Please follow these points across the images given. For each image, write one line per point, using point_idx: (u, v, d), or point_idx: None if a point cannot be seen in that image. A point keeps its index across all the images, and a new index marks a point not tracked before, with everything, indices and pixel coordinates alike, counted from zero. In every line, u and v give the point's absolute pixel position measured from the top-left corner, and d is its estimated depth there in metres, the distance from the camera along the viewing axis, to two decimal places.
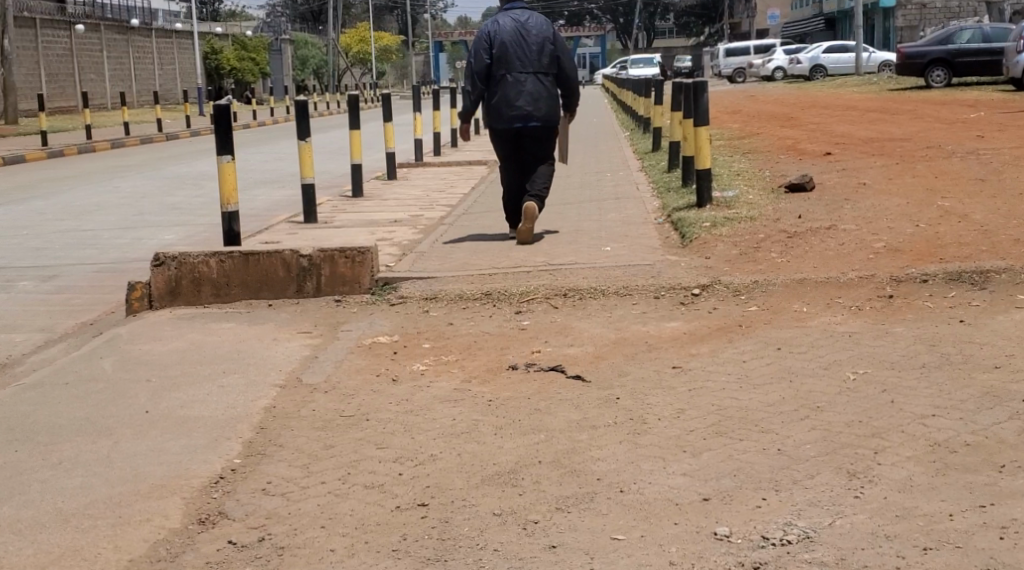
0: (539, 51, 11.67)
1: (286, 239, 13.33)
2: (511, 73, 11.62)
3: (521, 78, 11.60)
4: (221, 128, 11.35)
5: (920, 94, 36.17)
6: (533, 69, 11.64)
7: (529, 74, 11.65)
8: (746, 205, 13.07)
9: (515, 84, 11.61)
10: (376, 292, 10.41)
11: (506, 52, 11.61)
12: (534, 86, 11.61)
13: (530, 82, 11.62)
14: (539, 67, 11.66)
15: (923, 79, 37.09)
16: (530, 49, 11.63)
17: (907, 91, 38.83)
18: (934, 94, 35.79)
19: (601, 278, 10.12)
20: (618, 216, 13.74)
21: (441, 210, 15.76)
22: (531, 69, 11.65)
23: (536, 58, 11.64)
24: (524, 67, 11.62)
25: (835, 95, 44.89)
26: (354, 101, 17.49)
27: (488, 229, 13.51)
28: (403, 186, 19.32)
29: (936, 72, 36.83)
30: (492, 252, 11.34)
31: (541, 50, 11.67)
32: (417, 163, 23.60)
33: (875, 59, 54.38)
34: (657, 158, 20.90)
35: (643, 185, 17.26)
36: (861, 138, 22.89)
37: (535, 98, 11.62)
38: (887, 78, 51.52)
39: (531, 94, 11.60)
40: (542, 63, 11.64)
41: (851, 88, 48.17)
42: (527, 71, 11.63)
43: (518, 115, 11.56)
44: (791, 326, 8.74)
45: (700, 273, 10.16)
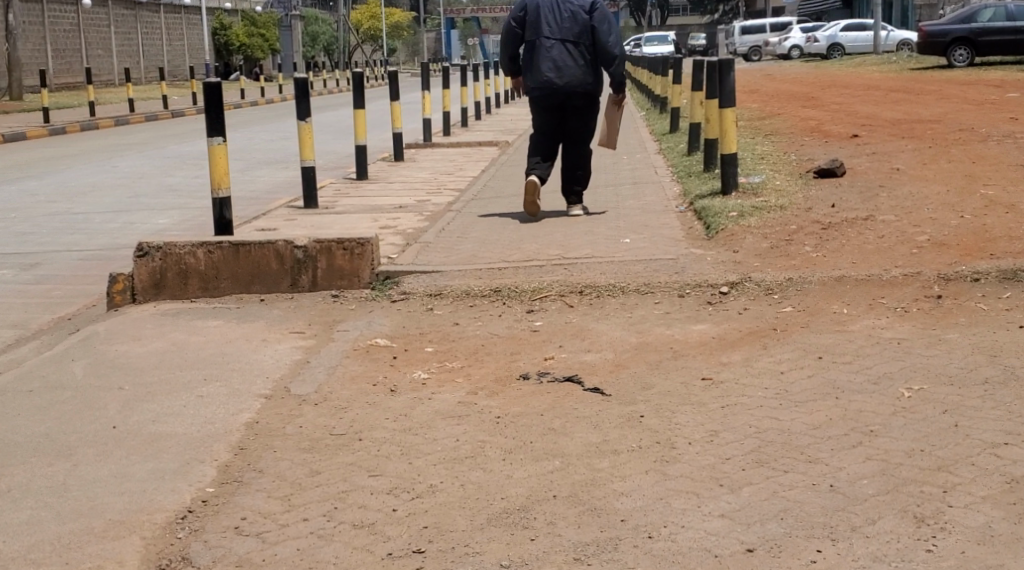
0: (571, 19, 11.64)
1: (284, 227, 12.55)
2: (540, 39, 11.69)
3: (547, 44, 11.63)
4: (212, 108, 10.57)
5: (942, 74, 35.28)
6: (564, 36, 11.64)
7: (559, 42, 11.65)
8: (775, 192, 12.25)
9: (543, 50, 11.65)
10: (376, 286, 9.67)
11: (539, 19, 11.71)
12: (559, 52, 11.59)
13: (558, 49, 11.63)
14: (569, 34, 11.63)
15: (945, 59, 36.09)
16: (562, 16, 11.65)
17: (928, 71, 37.93)
18: (957, 74, 34.91)
19: (621, 274, 9.34)
20: (636, 203, 12.94)
21: (449, 196, 14.98)
22: (561, 36, 11.64)
23: (566, 25, 11.63)
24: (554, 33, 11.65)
25: (854, 74, 44.00)
26: (359, 79, 16.71)
27: (499, 215, 12.72)
28: (411, 169, 18.53)
29: (958, 53, 35.83)
30: (503, 244, 10.56)
31: (573, 19, 11.64)
32: (426, 143, 22.80)
33: (894, 38, 53.42)
34: (677, 140, 20.07)
35: (661, 169, 16.44)
36: (886, 120, 22.05)
37: (560, 64, 11.60)
38: (906, 57, 50.59)
39: (556, 61, 11.60)
40: (569, 31, 11.61)
41: (870, 67, 47.27)
42: (556, 37, 11.65)
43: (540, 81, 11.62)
44: (831, 330, 7.95)
45: (727, 269, 9.38)
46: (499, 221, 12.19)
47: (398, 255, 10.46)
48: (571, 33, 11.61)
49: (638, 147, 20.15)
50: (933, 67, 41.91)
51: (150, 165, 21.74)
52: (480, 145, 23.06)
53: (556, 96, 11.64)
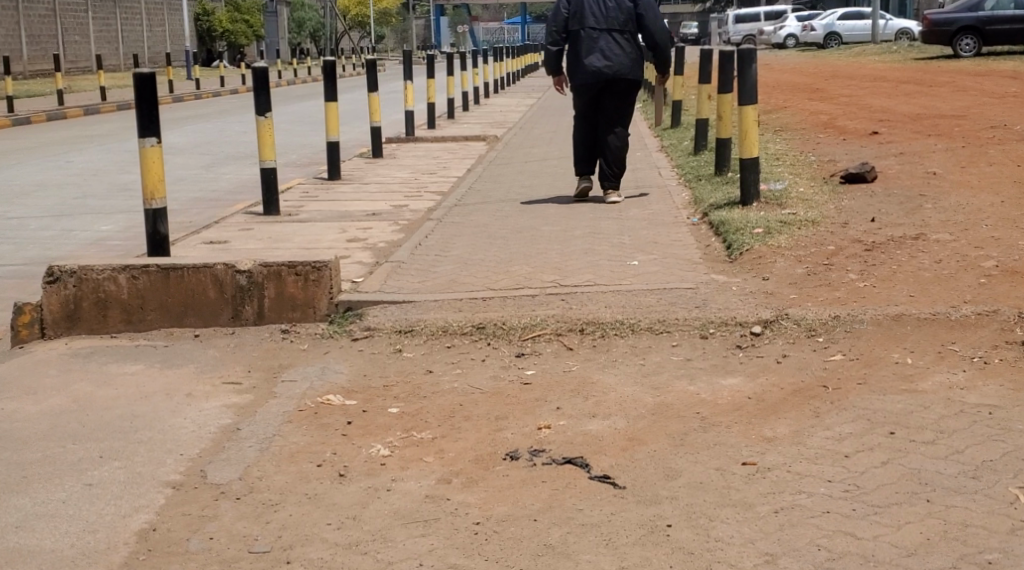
0: (616, 8, 11.63)
1: (237, 239, 10.92)
2: (585, 30, 11.63)
3: (594, 34, 11.58)
4: (144, 103, 8.93)
5: (948, 64, 33.69)
6: (609, 26, 11.62)
7: (605, 32, 11.61)
8: (802, 202, 10.62)
9: (590, 40, 11.59)
10: (335, 319, 8.04)
11: (583, 10, 11.65)
12: (606, 42, 11.53)
13: (604, 38, 11.58)
14: (615, 24, 11.61)
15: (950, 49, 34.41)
16: (607, 6, 11.63)
17: (933, 61, 36.27)
18: (965, 64, 33.31)
19: (630, 308, 7.73)
20: (641, 213, 11.33)
21: (428, 202, 13.32)
22: (606, 25, 11.61)
23: (611, 15, 11.61)
24: (598, 24, 11.62)
25: (854, 64, 42.39)
26: (331, 67, 15.06)
27: (489, 225, 11.08)
28: (389, 167, 16.89)
29: (964, 41, 34.22)
30: (489, 266, 8.92)
31: (618, 9, 11.64)
32: (408, 137, 21.11)
33: (892, 26, 51.78)
34: (681, 137, 18.40)
35: (667, 171, 14.79)
36: (903, 115, 20.42)
37: (609, 53, 11.53)
38: (907, 46, 48.98)
39: (604, 50, 11.53)
40: (617, 19, 11.58)
41: (870, 56, 45.62)
42: (601, 27, 11.63)
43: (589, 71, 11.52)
44: (896, 390, 6.37)
45: (760, 301, 7.75)
46: (487, 232, 10.56)
47: (364, 280, 8.82)
48: (617, 22, 11.59)
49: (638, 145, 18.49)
50: (937, 56, 40.28)
51: (107, 160, 20.01)
52: (468, 140, 21.39)
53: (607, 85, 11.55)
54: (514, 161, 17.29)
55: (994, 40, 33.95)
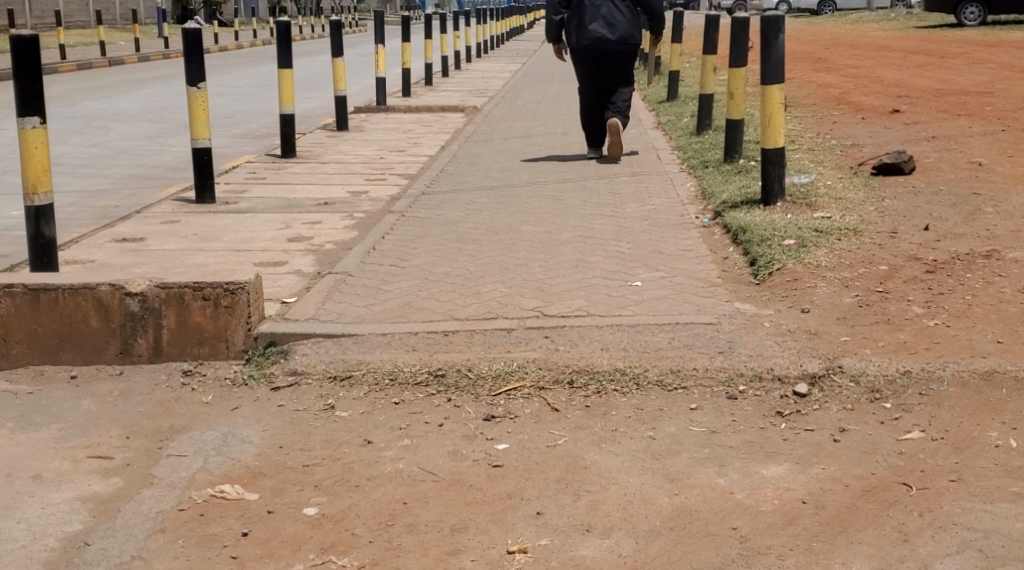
0: None
1: (158, 235, 9.14)
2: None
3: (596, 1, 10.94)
4: (22, 73, 7.07)
5: (953, 33, 31.95)
6: None
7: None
8: (836, 202, 8.86)
9: (593, 8, 10.96)
10: (252, 358, 6.27)
11: None
12: (609, 9, 10.90)
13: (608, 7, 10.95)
14: None
15: (954, 17, 32.74)
16: None
17: (936, 30, 34.44)
18: (971, 33, 31.57)
19: (634, 353, 5.96)
20: (641, 211, 9.56)
21: (391, 188, 11.52)
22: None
23: None
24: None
25: (851, 32, 40.64)
26: (285, 32, 13.21)
27: (461, 222, 9.31)
28: (354, 143, 15.06)
29: (969, 9, 32.57)
30: (455, 284, 7.14)
31: None
32: (380, 108, 19.26)
33: None
34: (679, 113, 16.61)
35: (667, 154, 12.98)
36: (919, 90, 18.63)
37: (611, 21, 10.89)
38: (904, 13, 47.17)
39: (607, 17, 10.90)
40: None
41: (869, 24, 43.78)
42: None
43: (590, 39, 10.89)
44: (1003, 497, 4.66)
45: (803, 344, 5.98)
46: (456, 234, 8.78)
47: (296, 300, 7.03)
48: None
49: (632, 122, 16.69)
50: (940, 24, 38.53)
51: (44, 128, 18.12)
52: (444, 113, 19.56)
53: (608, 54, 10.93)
54: (494, 138, 15.47)
55: (1000, 9, 32.21)
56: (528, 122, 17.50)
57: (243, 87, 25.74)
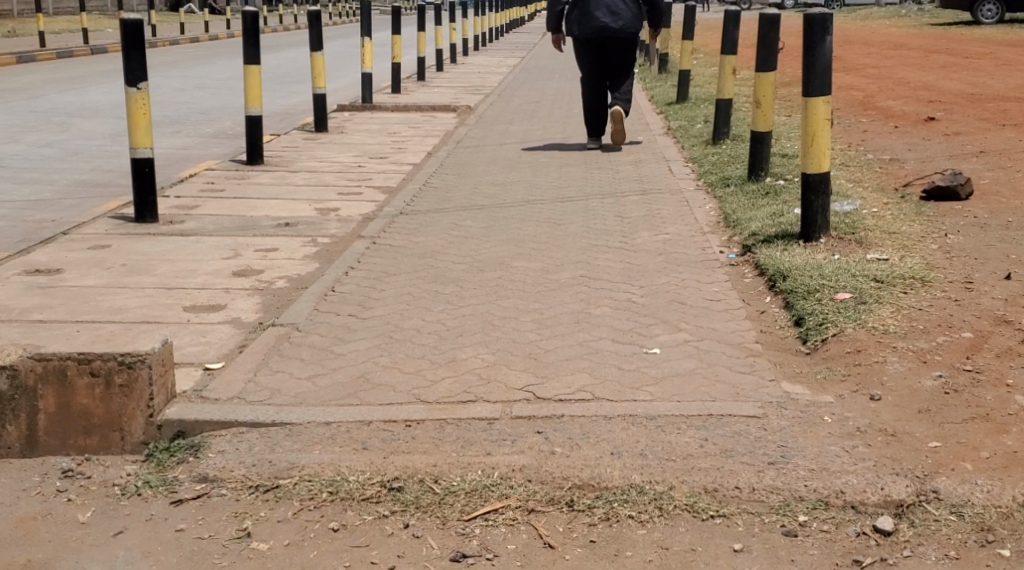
0: None
1: (80, 264, 7.68)
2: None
3: None
4: None
5: (970, 31, 30.52)
6: None
7: None
8: (890, 238, 7.42)
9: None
10: (154, 454, 4.79)
11: None
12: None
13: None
14: None
15: (970, 14, 31.31)
16: None
17: (951, 27, 32.98)
18: (989, 32, 30.14)
19: (657, 460, 4.49)
20: (655, 243, 8.11)
21: (364, 205, 10.05)
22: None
23: None
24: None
25: (861, 27, 39.18)
26: (253, 24, 11.75)
27: (440, 255, 7.85)
28: (332, 148, 13.59)
29: (986, 7, 31.14)
30: (428, 346, 5.67)
31: None
32: (366, 110, 17.80)
33: None
34: (691, 119, 15.15)
35: (681, 168, 11.52)
36: (947, 95, 17.16)
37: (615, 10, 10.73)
38: (913, 8, 45.73)
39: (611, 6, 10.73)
40: None
41: (879, 20, 42.35)
42: None
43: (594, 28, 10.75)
44: None
45: (881, 452, 4.52)
46: (433, 272, 7.32)
47: (225, 365, 5.57)
48: None
49: (639, 127, 15.24)
50: (954, 22, 37.08)
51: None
52: (435, 114, 18.09)
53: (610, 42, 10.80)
54: (486, 144, 14.01)
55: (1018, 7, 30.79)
56: (525, 124, 16.04)
57: (225, 80, 24.26)
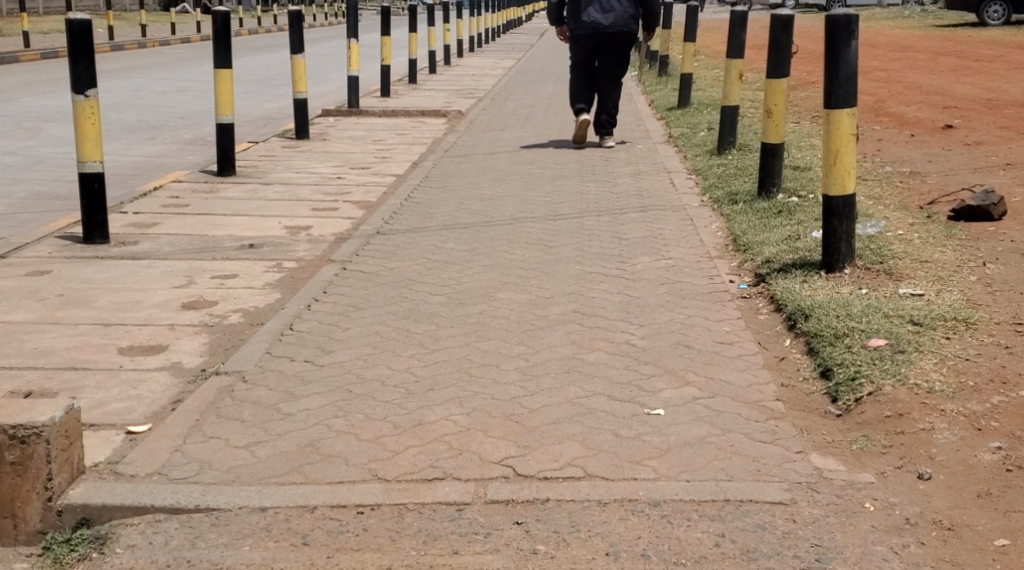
0: None
1: (13, 294, 6.85)
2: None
3: None
4: None
5: (976, 33, 29.71)
6: None
7: None
8: (920, 266, 6.64)
9: None
10: (52, 545, 4.15)
11: None
12: None
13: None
14: None
15: (975, 15, 30.51)
16: None
17: (955, 29, 32.17)
18: (995, 34, 29.33)
19: (662, 565, 3.92)
20: (657, 270, 7.30)
21: (340, 224, 9.21)
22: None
23: None
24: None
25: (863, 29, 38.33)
26: (224, 26, 10.90)
27: (419, 284, 7.04)
28: (311, 158, 12.74)
29: (992, 9, 30.36)
30: (394, 402, 4.85)
31: None
32: (350, 117, 16.93)
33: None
34: (694, 127, 14.34)
35: (685, 182, 10.71)
36: (961, 101, 16.37)
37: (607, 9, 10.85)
38: (915, 9, 44.88)
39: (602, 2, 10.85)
40: None
41: (881, 22, 41.50)
42: None
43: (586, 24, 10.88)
44: None
45: (937, 553, 3.95)
46: (408, 305, 6.50)
47: (153, 428, 4.70)
48: None
49: (638, 136, 14.43)
50: (958, 24, 36.26)
51: None
52: (424, 120, 17.25)
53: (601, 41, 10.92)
54: (477, 154, 13.19)
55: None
56: (517, 132, 15.21)
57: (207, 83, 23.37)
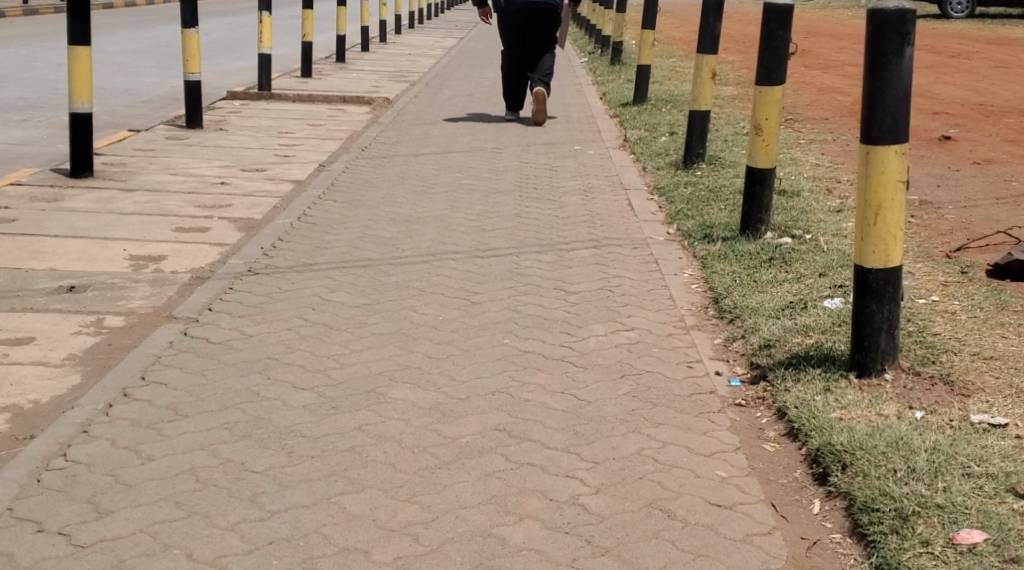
0: None
1: None
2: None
3: None
4: None
5: (941, 27, 27.99)
6: None
7: None
8: (985, 369, 4.83)
9: None
10: None
11: None
12: None
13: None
14: None
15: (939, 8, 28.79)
16: None
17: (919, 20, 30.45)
18: (964, 28, 27.63)
19: None
20: (608, 347, 5.42)
21: (205, 254, 7.22)
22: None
23: None
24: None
25: (819, 17, 36.48)
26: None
27: (278, 370, 5.18)
28: (198, 157, 10.76)
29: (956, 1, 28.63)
30: None
31: None
32: (259, 105, 14.90)
33: None
34: (653, 130, 12.46)
35: (645, 207, 8.78)
36: (949, 104, 14.54)
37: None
38: None
39: None
40: None
41: (835, 10, 39.67)
42: None
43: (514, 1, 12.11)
44: None
45: None
46: (258, 437, 4.66)
47: None
48: None
49: (587, 137, 12.57)
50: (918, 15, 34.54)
51: None
52: (344, 107, 15.20)
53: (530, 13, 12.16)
54: (398, 155, 11.29)
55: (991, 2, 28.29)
56: (449, 126, 13.30)
57: (109, 63, 21.19)
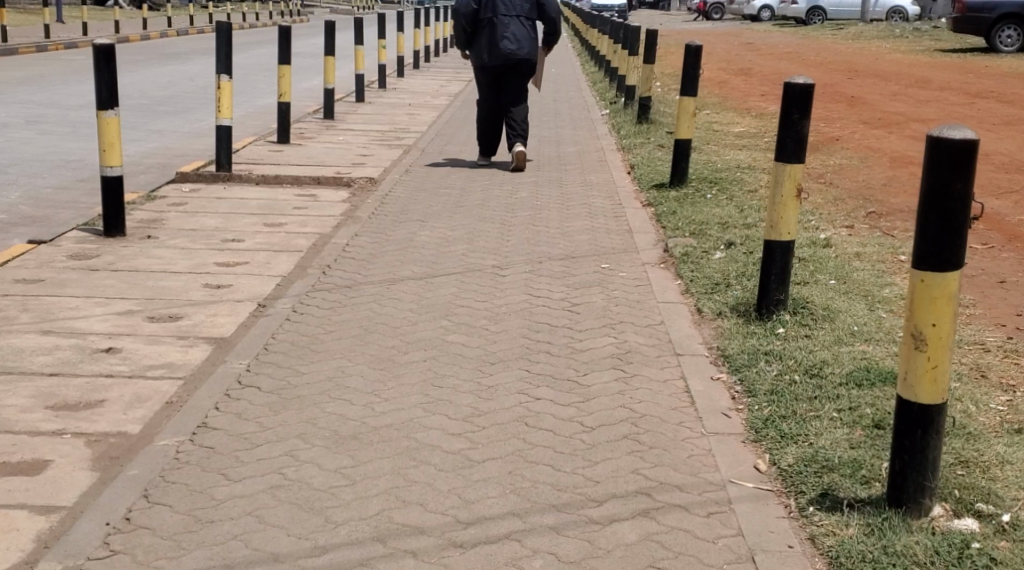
0: None
1: None
2: (497, 17, 11.36)
3: (506, 21, 11.33)
4: None
5: (996, 64, 25.00)
6: (518, 12, 11.38)
7: (512, 19, 11.37)
8: None
9: (500, 25, 11.33)
10: None
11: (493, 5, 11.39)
12: (518, 27, 11.30)
13: (515, 25, 11.33)
14: (524, 11, 11.40)
15: (988, 43, 25.81)
16: None
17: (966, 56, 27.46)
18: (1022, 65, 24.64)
19: None
20: None
21: (1, 549, 4.47)
22: (516, 12, 11.38)
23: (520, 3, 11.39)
24: (509, 11, 11.37)
25: (852, 52, 33.45)
26: None
27: None
28: (94, 296, 7.99)
29: (1007, 34, 25.64)
30: None
31: None
32: (211, 193, 12.12)
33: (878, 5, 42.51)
34: (701, 235, 9.65)
35: (712, 400, 5.92)
36: None
37: (520, 37, 11.29)
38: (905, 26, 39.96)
39: (514, 33, 11.30)
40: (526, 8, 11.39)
41: (868, 42, 36.55)
42: (511, 13, 11.36)
43: (501, 58, 11.29)
44: None
45: None
46: None
47: None
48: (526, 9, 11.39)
49: (618, 244, 9.78)
50: (961, 50, 31.49)
51: None
52: (315, 192, 12.43)
53: (518, 71, 11.37)
54: (368, 283, 8.50)
55: None
56: (442, 225, 10.53)
57: (60, 126, 18.41)
